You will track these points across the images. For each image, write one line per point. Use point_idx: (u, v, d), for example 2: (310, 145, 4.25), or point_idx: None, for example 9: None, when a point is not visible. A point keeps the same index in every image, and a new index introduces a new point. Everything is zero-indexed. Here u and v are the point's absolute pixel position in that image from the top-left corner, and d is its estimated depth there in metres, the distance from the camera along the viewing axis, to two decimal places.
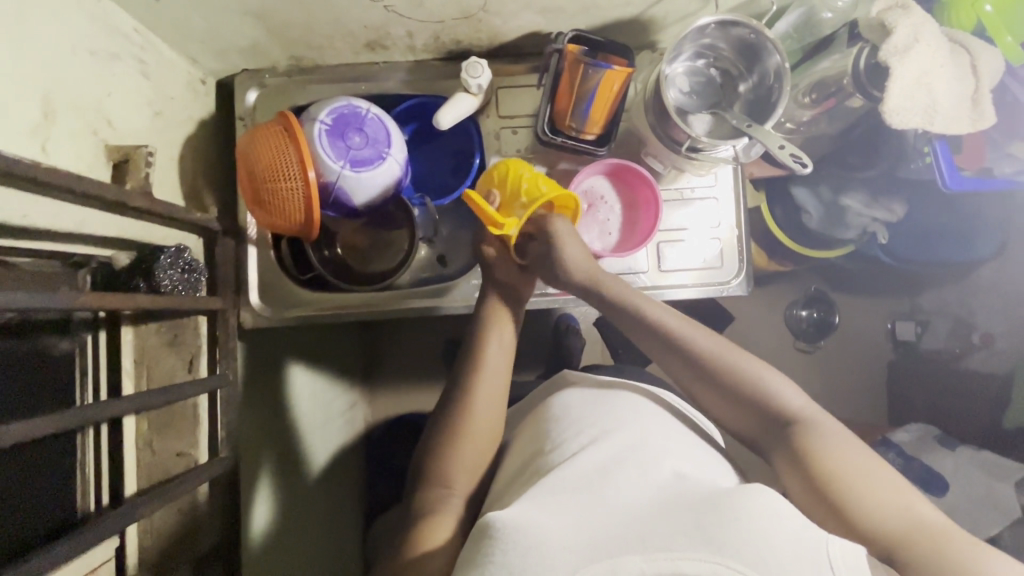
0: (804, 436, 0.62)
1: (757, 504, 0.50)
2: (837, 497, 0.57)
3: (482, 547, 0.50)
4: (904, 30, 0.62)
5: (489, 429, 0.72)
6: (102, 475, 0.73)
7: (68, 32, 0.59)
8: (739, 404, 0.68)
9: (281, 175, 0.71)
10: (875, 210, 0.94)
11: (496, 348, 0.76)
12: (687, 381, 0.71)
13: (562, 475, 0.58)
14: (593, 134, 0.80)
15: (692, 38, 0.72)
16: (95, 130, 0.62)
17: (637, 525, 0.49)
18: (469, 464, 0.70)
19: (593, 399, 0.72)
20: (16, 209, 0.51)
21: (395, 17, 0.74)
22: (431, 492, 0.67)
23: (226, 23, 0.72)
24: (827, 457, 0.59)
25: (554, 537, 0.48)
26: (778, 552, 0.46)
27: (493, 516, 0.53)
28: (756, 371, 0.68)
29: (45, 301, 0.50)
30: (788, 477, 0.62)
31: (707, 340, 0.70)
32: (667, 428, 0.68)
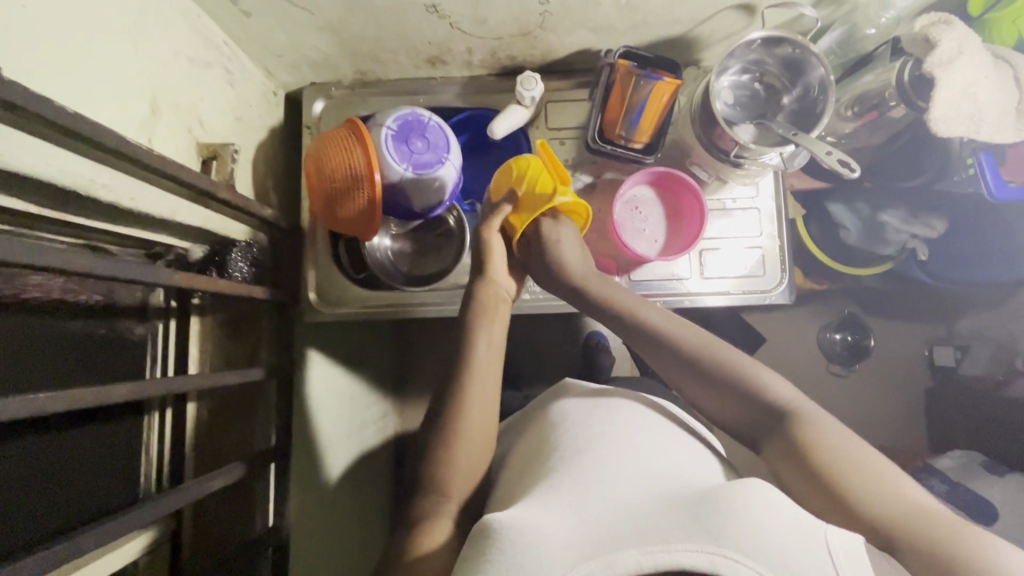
0: (801, 427, 0.62)
1: (756, 493, 0.51)
2: (839, 487, 0.56)
3: (482, 548, 0.52)
4: (949, 42, 0.65)
5: (485, 434, 0.71)
6: (164, 456, 0.76)
7: (173, 40, 0.65)
8: (737, 399, 0.67)
9: (347, 175, 0.76)
10: (914, 226, 0.95)
11: (485, 349, 0.74)
12: (681, 380, 0.71)
13: (561, 475, 0.59)
14: (641, 143, 0.84)
15: (738, 53, 0.76)
16: (189, 128, 0.68)
17: (639, 522, 0.50)
18: (465, 471, 0.69)
19: (587, 406, 0.72)
20: (126, 192, 0.56)
21: (458, 33, 0.80)
22: (427, 500, 0.67)
23: (305, 38, 0.79)
24: (822, 448, 0.59)
25: (553, 537, 0.50)
26: (780, 530, 0.47)
27: (493, 516, 0.54)
28: (747, 365, 0.68)
29: (140, 274, 0.54)
30: (782, 467, 0.62)
31: (696, 339, 0.71)
32: (666, 432, 0.67)
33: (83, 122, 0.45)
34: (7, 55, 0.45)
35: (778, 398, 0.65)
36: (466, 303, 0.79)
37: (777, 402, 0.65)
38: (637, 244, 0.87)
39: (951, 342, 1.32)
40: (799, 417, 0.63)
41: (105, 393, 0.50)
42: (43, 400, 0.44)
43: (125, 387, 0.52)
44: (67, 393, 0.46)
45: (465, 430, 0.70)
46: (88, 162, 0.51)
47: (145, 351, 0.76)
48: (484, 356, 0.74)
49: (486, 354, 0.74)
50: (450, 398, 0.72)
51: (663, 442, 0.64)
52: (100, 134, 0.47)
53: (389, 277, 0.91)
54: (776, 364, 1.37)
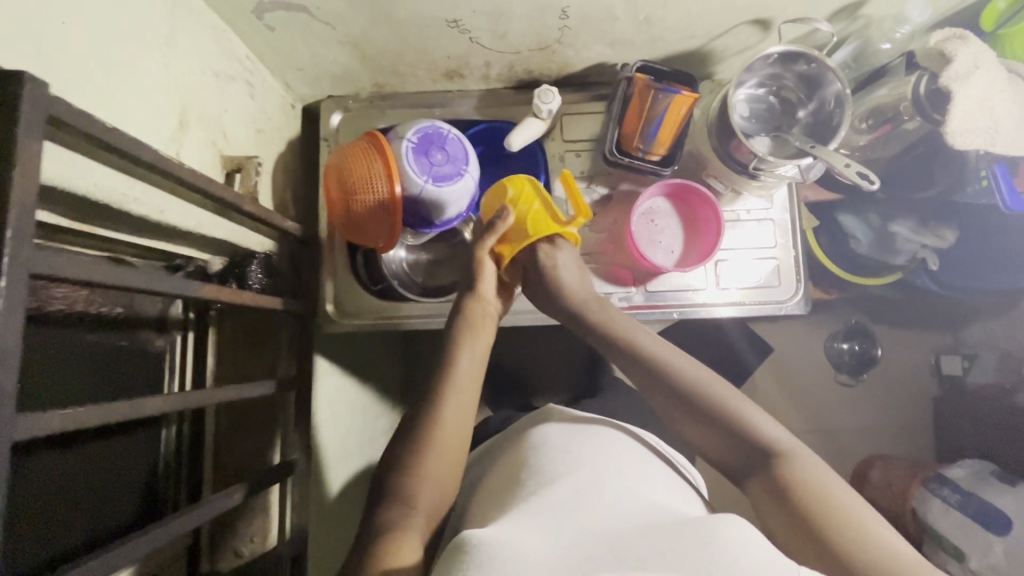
0: (788, 469, 0.62)
1: (727, 528, 0.51)
2: (815, 531, 0.56)
3: (458, 561, 0.51)
4: (965, 57, 0.66)
5: (457, 441, 0.70)
6: (179, 470, 0.76)
7: (200, 54, 0.66)
8: (720, 433, 0.67)
9: (368, 187, 0.76)
10: (925, 236, 0.96)
11: (468, 362, 0.75)
12: (668, 410, 0.71)
13: (541, 500, 0.58)
14: (658, 155, 0.85)
15: (756, 67, 0.77)
16: (214, 141, 0.69)
17: (613, 547, 0.50)
18: (438, 481, 0.67)
19: (571, 431, 0.72)
20: (157, 205, 0.57)
21: (478, 47, 0.81)
22: (392, 512, 0.64)
23: (326, 51, 0.80)
24: (806, 490, 0.59)
25: (531, 554, 0.49)
26: (752, 559, 0.48)
27: (472, 532, 0.53)
28: (735, 402, 0.68)
29: (179, 287, 0.54)
30: (766, 510, 0.61)
31: (685, 367, 0.72)
32: (638, 461, 0.68)
33: (122, 136, 0.45)
34: (49, 71, 0.45)
35: (764, 438, 0.66)
36: (453, 314, 0.80)
37: (762, 442, 0.65)
38: (654, 256, 0.88)
39: (959, 351, 1.32)
40: (786, 458, 0.63)
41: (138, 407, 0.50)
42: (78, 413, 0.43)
43: (151, 400, 0.52)
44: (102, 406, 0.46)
45: (438, 439, 0.68)
46: (122, 176, 0.52)
47: (163, 365, 0.76)
48: (467, 368, 0.74)
49: (468, 367, 0.74)
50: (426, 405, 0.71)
51: (630, 469, 0.65)
52: (137, 147, 0.47)
53: (405, 289, 0.91)
54: (784, 373, 1.38)
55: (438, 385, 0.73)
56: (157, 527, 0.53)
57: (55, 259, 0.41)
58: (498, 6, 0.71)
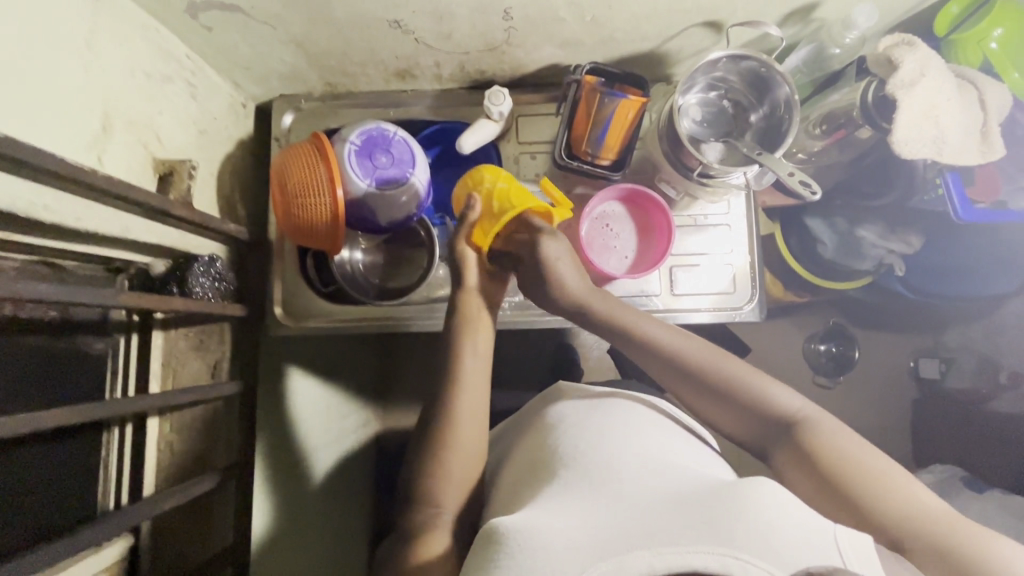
0: (808, 434, 0.63)
1: (755, 495, 0.50)
2: (852, 493, 0.58)
3: (491, 553, 0.51)
4: (911, 64, 0.64)
5: (475, 441, 0.70)
6: (122, 471, 0.75)
7: (129, 56, 0.65)
8: (733, 407, 0.68)
9: (310, 191, 0.75)
10: (891, 241, 0.94)
11: (472, 359, 0.74)
12: (680, 387, 0.71)
13: (566, 476, 0.58)
14: (608, 159, 0.83)
15: (704, 70, 0.75)
16: (146, 144, 0.68)
17: (645, 522, 0.49)
18: (459, 479, 0.68)
19: (586, 408, 0.71)
20: (71, 213, 0.56)
21: (424, 47, 0.80)
22: (421, 514, 0.66)
23: (270, 51, 0.78)
24: (829, 452, 0.61)
25: (559, 541, 0.49)
26: (771, 521, 0.47)
27: (499, 520, 0.54)
28: (750, 377, 0.68)
29: (77, 296, 0.52)
30: (792, 475, 0.63)
31: (699, 349, 0.70)
32: (661, 431, 0.66)
33: (18, 145, 0.44)
34: None
35: (780, 406, 0.67)
36: (448, 315, 0.78)
37: (780, 410, 0.66)
38: (604, 262, 0.87)
39: (936, 355, 1.30)
40: (804, 424, 0.64)
41: (49, 419, 0.49)
42: None
43: (66, 410, 0.51)
44: (10, 418, 0.45)
45: (458, 440, 0.69)
46: (29, 185, 0.51)
47: (104, 368, 0.76)
48: (473, 368, 0.73)
49: (473, 365, 0.74)
50: (439, 402, 0.72)
51: (651, 439, 0.63)
52: (37, 155, 0.46)
53: (358, 291, 0.89)
54: None
55: (447, 388, 0.72)
56: (47, 548, 0.53)
57: None
58: (438, 7, 0.70)
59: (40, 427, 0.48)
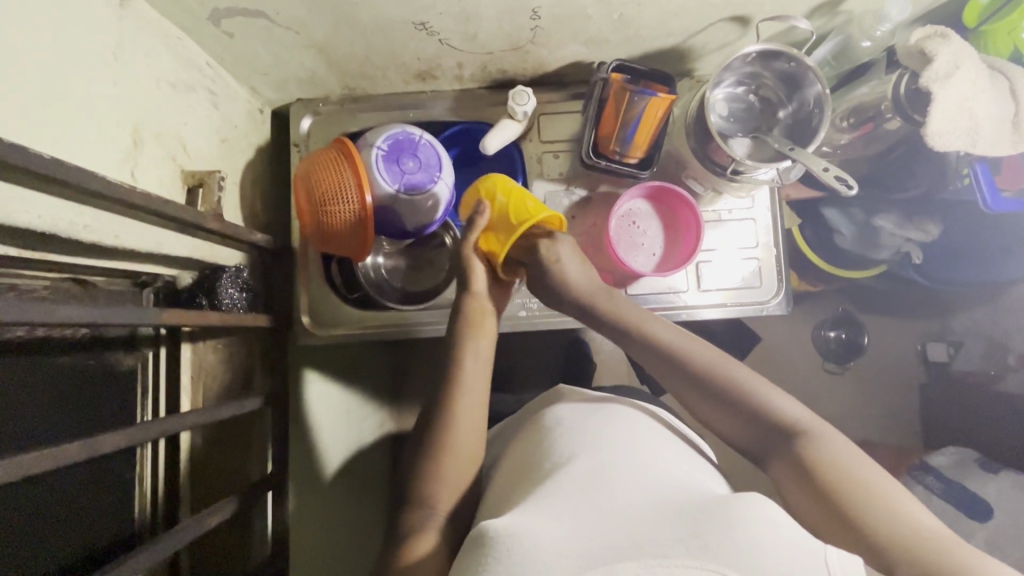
0: (807, 445, 0.60)
1: (749, 510, 0.48)
2: (843, 506, 0.54)
3: (478, 556, 0.49)
4: (945, 57, 0.64)
5: (474, 446, 0.69)
6: (157, 484, 0.76)
7: (153, 67, 0.64)
8: (734, 413, 0.66)
9: (337, 198, 0.74)
10: (909, 230, 0.93)
11: (473, 362, 0.72)
12: (682, 391, 0.69)
13: (559, 482, 0.55)
14: (636, 157, 0.83)
15: (734, 65, 0.75)
16: (173, 156, 0.67)
17: (628, 530, 0.48)
18: (455, 483, 0.66)
19: (585, 413, 0.68)
20: (110, 230, 0.55)
21: (448, 49, 0.78)
22: (414, 515, 0.65)
23: (290, 56, 0.77)
24: (829, 464, 0.58)
25: (548, 543, 0.47)
26: (774, 545, 0.45)
27: (488, 524, 0.51)
28: (754, 383, 0.66)
29: (117, 315, 0.51)
30: (788, 485, 0.60)
31: (700, 348, 0.69)
32: (656, 435, 0.65)
33: (65, 168, 0.43)
34: None
35: (781, 414, 0.64)
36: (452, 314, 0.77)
37: (780, 418, 0.63)
38: (631, 260, 0.86)
39: (944, 338, 1.31)
40: (805, 434, 0.61)
41: (99, 443, 0.48)
42: (35, 456, 0.42)
43: (115, 434, 0.50)
44: (61, 447, 0.44)
45: (454, 441, 0.68)
46: (68, 205, 0.50)
47: (135, 382, 0.75)
48: (471, 370, 0.72)
49: (474, 367, 0.72)
50: (440, 404, 0.71)
51: (652, 448, 0.61)
52: (82, 176, 0.45)
53: (383, 297, 0.90)
54: (771, 365, 1.36)
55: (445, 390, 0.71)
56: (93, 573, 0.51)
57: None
58: (466, 8, 0.69)
59: (90, 454, 0.47)
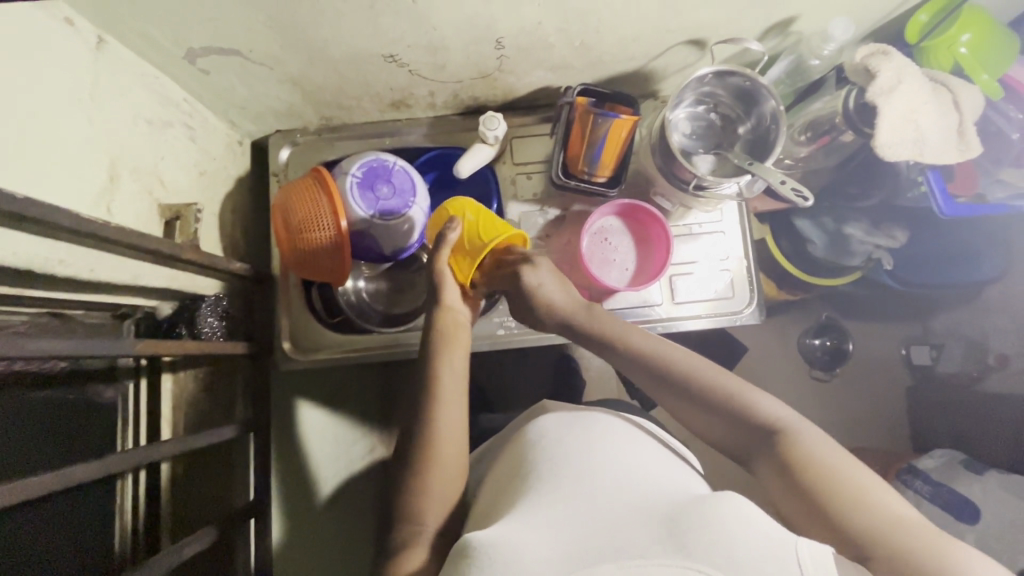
0: (789, 445, 0.61)
1: (724, 507, 0.49)
2: (825, 505, 0.55)
3: (460, 567, 0.49)
4: (889, 72, 0.68)
5: (455, 457, 0.68)
6: (140, 517, 0.75)
7: (130, 105, 0.66)
8: (716, 416, 0.66)
9: (313, 225, 0.76)
10: (877, 237, 0.96)
11: (450, 373, 0.72)
12: (668, 400, 0.70)
13: (540, 494, 0.55)
14: (604, 177, 0.86)
15: (692, 86, 0.78)
16: (150, 190, 0.69)
17: (611, 531, 0.48)
18: (439, 495, 0.66)
19: (568, 424, 0.68)
20: (85, 265, 0.57)
21: (418, 79, 0.81)
22: (404, 530, 0.64)
23: (266, 90, 0.79)
24: (812, 462, 0.58)
25: (533, 553, 0.47)
26: (750, 543, 0.45)
27: (473, 533, 0.51)
28: (737, 388, 0.67)
29: (92, 347, 0.52)
30: (773, 485, 0.61)
31: (680, 357, 0.70)
32: (638, 442, 0.65)
33: (38, 204, 0.45)
34: None
35: (762, 415, 0.64)
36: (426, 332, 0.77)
37: (761, 419, 0.64)
38: (605, 276, 0.88)
39: (927, 341, 1.32)
40: (786, 433, 0.62)
41: (74, 474, 0.48)
42: (7, 488, 0.42)
43: (88, 465, 0.50)
44: (32, 480, 0.44)
45: (436, 454, 0.67)
46: (47, 241, 0.52)
47: (115, 414, 0.75)
48: (447, 384, 0.71)
49: (451, 380, 0.72)
50: (416, 420, 0.70)
51: (632, 455, 0.61)
52: (56, 214, 0.47)
53: (365, 319, 0.91)
54: (757, 374, 1.36)
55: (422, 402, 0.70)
56: None
57: None
58: (432, 41, 0.72)
59: (65, 485, 0.47)
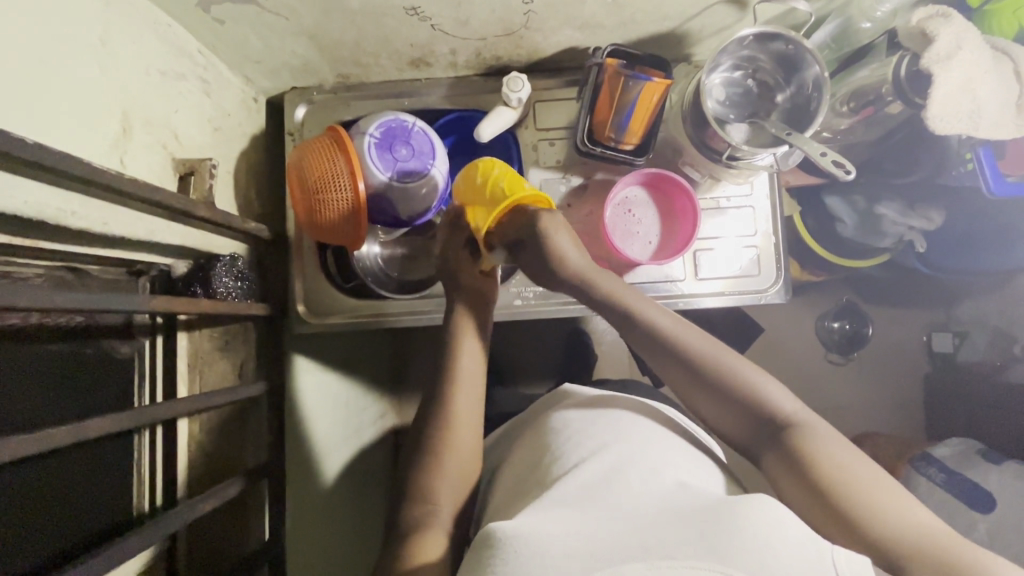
0: (802, 438, 0.59)
1: (755, 510, 0.47)
2: (845, 507, 0.53)
3: (483, 556, 0.49)
4: (947, 37, 0.63)
5: (476, 441, 0.68)
6: (156, 473, 0.76)
7: (142, 54, 0.64)
8: (732, 408, 0.64)
9: (331, 186, 0.74)
10: (912, 219, 0.92)
11: (468, 359, 0.73)
12: (687, 389, 0.67)
13: (564, 487, 0.54)
14: (631, 144, 0.82)
15: (730, 49, 0.73)
16: (164, 144, 0.67)
17: (641, 531, 0.47)
18: (457, 478, 0.66)
19: (591, 416, 0.67)
20: (99, 218, 0.56)
21: (440, 35, 0.78)
22: (417, 511, 0.63)
23: (283, 43, 0.76)
24: (826, 462, 0.56)
25: (555, 545, 0.46)
26: (778, 542, 0.45)
27: (495, 525, 0.51)
28: (752, 377, 0.65)
29: (110, 302, 0.51)
30: (781, 477, 0.59)
31: (699, 339, 0.67)
32: (664, 438, 0.63)
33: (50, 153, 0.43)
34: None
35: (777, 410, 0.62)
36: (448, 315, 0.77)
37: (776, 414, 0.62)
38: (627, 248, 0.86)
39: (950, 329, 1.28)
40: (801, 429, 0.60)
41: (89, 429, 0.48)
42: (19, 441, 0.42)
43: (101, 420, 0.50)
44: (44, 433, 0.44)
45: (456, 438, 0.67)
46: (53, 191, 0.50)
47: (131, 370, 0.75)
48: (467, 367, 0.72)
49: (469, 365, 0.73)
50: (438, 404, 0.70)
51: (658, 450, 0.60)
52: (66, 162, 0.45)
53: (380, 285, 0.90)
54: (773, 356, 1.33)
55: (443, 386, 0.71)
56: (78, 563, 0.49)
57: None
58: None
59: (79, 440, 0.47)
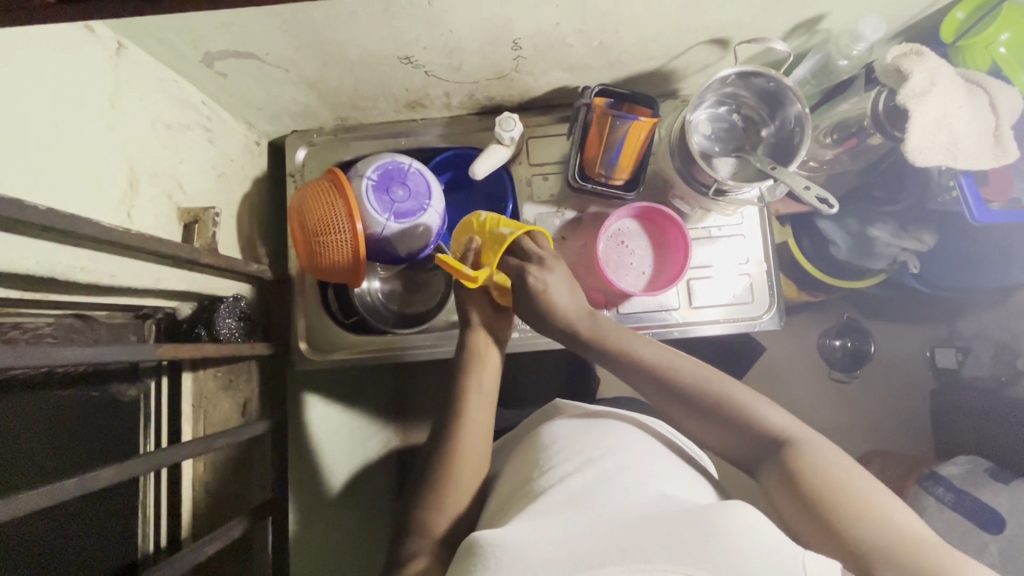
0: (792, 452, 0.59)
1: (731, 517, 0.47)
2: (830, 517, 0.53)
3: (468, 562, 0.49)
4: (921, 73, 0.65)
5: (474, 467, 0.69)
6: (160, 511, 0.76)
7: (148, 109, 0.67)
8: (722, 428, 0.65)
9: (330, 228, 0.76)
10: (904, 240, 0.91)
11: (475, 395, 0.73)
12: (678, 413, 0.68)
13: (548, 500, 0.55)
14: (621, 179, 0.85)
15: (714, 87, 0.76)
16: (169, 194, 0.70)
17: (622, 535, 0.47)
18: (454, 508, 0.66)
19: (578, 431, 0.67)
20: (107, 270, 0.58)
21: (434, 79, 0.81)
22: (414, 542, 0.64)
23: (283, 92, 0.79)
24: (814, 474, 0.56)
25: (537, 551, 0.47)
26: (757, 550, 0.45)
27: (480, 534, 0.51)
28: (739, 399, 0.65)
29: (114, 353, 0.52)
30: (776, 495, 0.59)
31: (684, 369, 0.69)
32: (653, 453, 0.63)
33: (58, 216, 0.46)
34: None
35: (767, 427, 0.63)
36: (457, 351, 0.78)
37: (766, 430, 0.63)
38: (621, 279, 0.87)
39: (952, 344, 1.28)
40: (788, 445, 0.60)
41: (96, 479, 0.49)
42: (28, 495, 0.43)
43: (108, 469, 0.51)
44: (51, 487, 0.45)
45: (455, 471, 0.68)
46: (65, 249, 0.53)
47: (137, 411, 0.76)
48: (475, 401, 0.73)
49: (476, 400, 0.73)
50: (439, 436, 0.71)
51: (643, 462, 0.60)
52: (73, 223, 0.47)
53: (380, 321, 0.91)
54: (775, 376, 1.34)
55: (449, 420, 0.72)
56: None
57: (10, 351, 0.43)
58: (448, 42, 0.71)
59: (87, 490, 0.48)
